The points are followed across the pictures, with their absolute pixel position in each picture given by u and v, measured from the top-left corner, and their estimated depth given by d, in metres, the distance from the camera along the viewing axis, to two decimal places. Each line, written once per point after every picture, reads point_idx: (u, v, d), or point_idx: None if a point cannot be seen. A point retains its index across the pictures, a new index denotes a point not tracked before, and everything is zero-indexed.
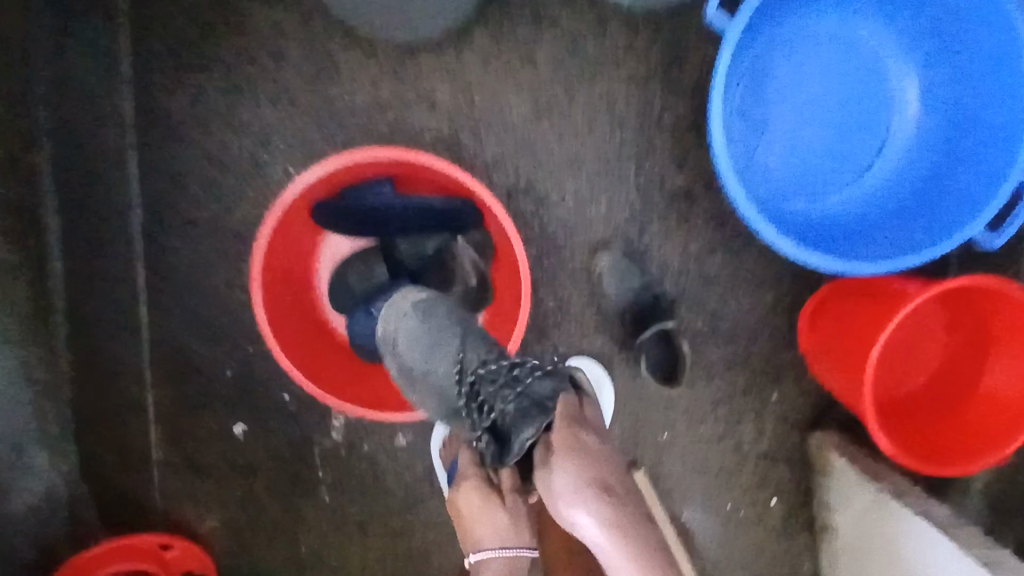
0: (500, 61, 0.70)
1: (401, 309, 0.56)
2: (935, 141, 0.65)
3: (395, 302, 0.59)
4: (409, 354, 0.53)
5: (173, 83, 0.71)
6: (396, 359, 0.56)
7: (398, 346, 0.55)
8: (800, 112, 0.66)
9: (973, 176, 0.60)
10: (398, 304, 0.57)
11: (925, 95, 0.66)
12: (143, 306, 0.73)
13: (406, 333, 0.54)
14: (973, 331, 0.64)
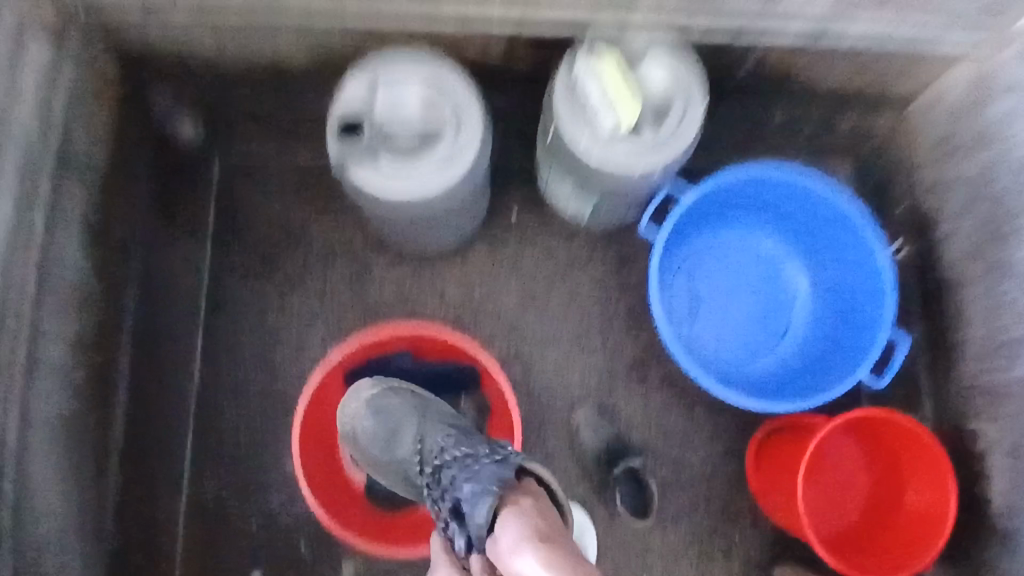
0: (494, 261, 0.90)
1: (355, 421, 0.75)
2: (826, 316, 0.86)
3: (346, 420, 0.76)
4: (375, 451, 0.73)
5: (238, 283, 0.91)
6: (365, 458, 0.75)
7: (363, 447, 0.74)
8: (723, 299, 0.88)
9: (856, 340, 0.80)
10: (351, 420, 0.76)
11: (816, 283, 0.88)
12: (203, 462, 0.88)
13: (366, 436, 0.74)
14: (890, 460, 0.78)
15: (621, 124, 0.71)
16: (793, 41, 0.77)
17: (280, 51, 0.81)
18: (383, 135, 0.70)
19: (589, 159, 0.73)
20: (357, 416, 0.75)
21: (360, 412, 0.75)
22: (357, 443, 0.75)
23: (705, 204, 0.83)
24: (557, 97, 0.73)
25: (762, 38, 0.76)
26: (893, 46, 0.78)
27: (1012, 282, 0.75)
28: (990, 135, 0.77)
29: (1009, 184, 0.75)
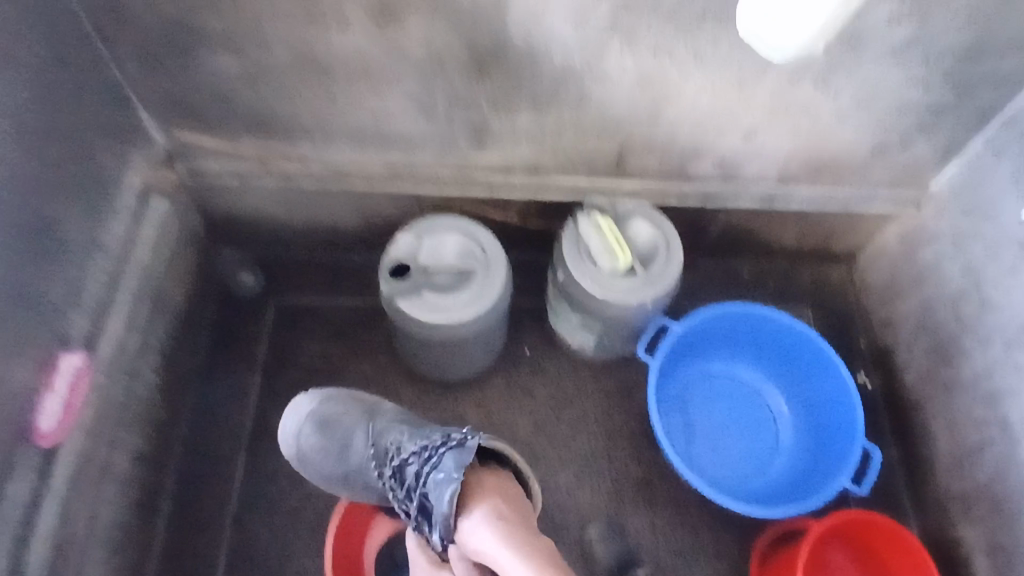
0: (508, 389, 1.02)
1: (302, 441, 0.82)
2: (808, 433, 0.97)
3: (293, 444, 0.82)
4: (327, 464, 0.81)
5: (275, 408, 1.01)
6: (316, 474, 0.81)
7: (315, 466, 0.81)
8: (715, 423, 0.99)
9: (838, 450, 0.90)
10: (299, 442, 0.82)
11: (794, 403, 1.00)
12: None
13: (318, 453, 0.81)
14: (867, 545, 0.86)
15: (618, 266, 0.86)
16: (752, 205, 0.97)
17: (339, 214, 1.00)
18: (426, 276, 0.85)
19: (595, 291, 0.86)
20: (304, 434, 0.81)
21: (309, 431, 0.81)
22: (306, 461, 0.81)
23: (687, 338, 0.97)
24: (563, 247, 0.89)
25: (727, 203, 0.96)
26: (833, 210, 0.97)
27: (962, 397, 0.86)
28: (923, 277, 0.94)
29: (944, 315, 0.90)
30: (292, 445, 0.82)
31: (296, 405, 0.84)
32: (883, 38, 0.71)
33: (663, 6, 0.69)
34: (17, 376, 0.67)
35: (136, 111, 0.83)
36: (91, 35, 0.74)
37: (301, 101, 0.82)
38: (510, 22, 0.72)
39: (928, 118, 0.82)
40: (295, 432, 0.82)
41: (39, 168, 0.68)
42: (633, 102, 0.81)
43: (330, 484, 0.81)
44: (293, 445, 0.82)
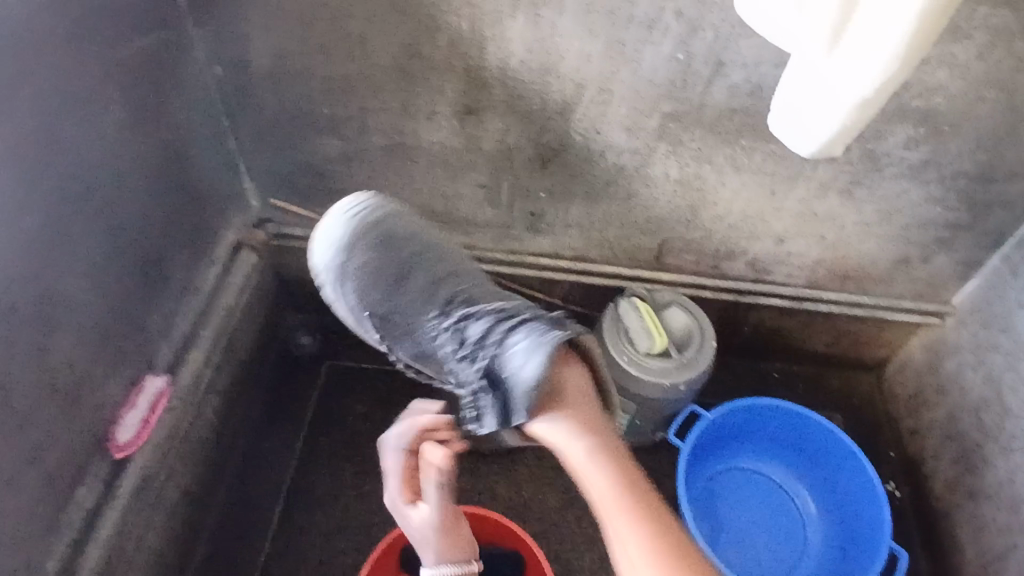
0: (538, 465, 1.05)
1: (346, 264, 0.77)
2: (834, 531, 1.01)
3: (334, 259, 0.78)
4: (374, 292, 0.78)
5: (316, 462, 1.06)
6: (351, 302, 0.78)
7: (357, 298, 0.78)
8: (742, 519, 1.04)
9: (864, 549, 0.94)
10: (342, 266, 0.77)
11: (818, 500, 1.04)
12: None
13: (367, 272, 0.77)
14: None
15: (655, 347, 0.92)
16: (783, 305, 1.04)
17: None
18: None
19: (632, 370, 0.92)
20: (351, 254, 0.78)
21: (361, 252, 0.77)
22: (341, 286, 0.78)
23: (717, 429, 1.01)
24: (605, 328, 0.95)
25: (760, 301, 1.04)
26: (860, 316, 1.04)
27: (986, 504, 0.90)
28: (948, 387, 0.99)
29: (968, 422, 0.94)
30: (328, 262, 0.78)
31: (345, 211, 0.79)
32: (901, 159, 0.82)
33: (706, 118, 0.81)
34: (106, 391, 0.76)
35: (241, 178, 0.97)
36: (219, 111, 0.88)
37: (384, 180, 0.95)
38: (573, 124, 0.84)
39: (947, 235, 0.91)
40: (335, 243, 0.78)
41: (161, 212, 0.81)
42: (676, 202, 0.92)
43: (365, 322, 0.79)
44: (324, 267, 0.78)
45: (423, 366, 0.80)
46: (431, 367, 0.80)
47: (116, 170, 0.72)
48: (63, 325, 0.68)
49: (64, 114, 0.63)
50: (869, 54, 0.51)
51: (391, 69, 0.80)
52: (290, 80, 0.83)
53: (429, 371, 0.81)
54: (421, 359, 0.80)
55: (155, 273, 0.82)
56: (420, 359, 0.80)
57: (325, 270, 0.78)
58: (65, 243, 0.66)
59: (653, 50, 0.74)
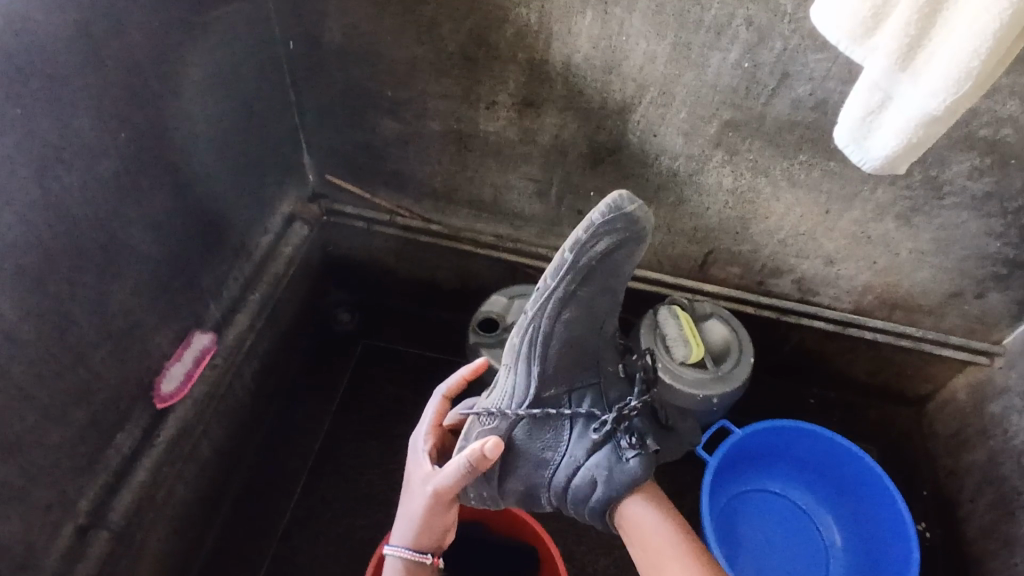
0: None
1: (639, 232, 0.67)
2: (857, 562, 0.99)
3: (639, 217, 0.66)
4: (623, 274, 0.70)
5: (342, 435, 1.08)
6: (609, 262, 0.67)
7: (611, 250, 0.67)
8: (762, 541, 1.02)
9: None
10: (640, 229, 0.67)
11: (841, 529, 1.03)
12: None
13: (632, 253, 0.68)
14: None
15: (691, 356, 0.92)
16: (827, 328, 1.03)
17: (441, 272, 1.11)
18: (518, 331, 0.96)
19: (666, 376, 0.92)
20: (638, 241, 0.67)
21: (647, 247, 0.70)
22: (608, 237, 0.66)
23: (746, 447, 0.99)
24: (642, 332, 0.95)
25: (803, 322, 1.03)
26: (906, 347, 1.02)
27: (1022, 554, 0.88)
28: (990, 429, 0.96)
29: (1009, 468, 0.92)
30: (640, 216, 0.66)
31: (630, 197, 0.66)
32: (964, 188, 0.80)
33: (765, 129, 0.80)
34: (155, 341, 0.79)
35: (301, 153, 1.00)
36: (287, 85, 0.91)
37: (438, 165, 0.96)
38: (630, 125, 0.84)
39: (1004, 271, 0.88)
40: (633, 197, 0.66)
41: (223, 176, 0.84)
42: (727, 212, 0.91)
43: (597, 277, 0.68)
44: (626, 213, 0.65)
45: (564, 372, 0.72)
46: (578, 374, 0.73)
47: (187, 131, 0.75)
48: (124, 272, 0.71)
49: (145, 71, 0.66)
50: (931, 77, 0.51)
51: (457, 57, 0.82)
52: (360, 59, 0.85)
53: (566, 380, 0.72)
54: (577, 360, 0.72)
55: (212, 234, 0.85)
56: (573, 364, 0.72)
57: (604, 223, 0.65)
58: (133, 194, 0.69)
59: (719, 56, 0.74)
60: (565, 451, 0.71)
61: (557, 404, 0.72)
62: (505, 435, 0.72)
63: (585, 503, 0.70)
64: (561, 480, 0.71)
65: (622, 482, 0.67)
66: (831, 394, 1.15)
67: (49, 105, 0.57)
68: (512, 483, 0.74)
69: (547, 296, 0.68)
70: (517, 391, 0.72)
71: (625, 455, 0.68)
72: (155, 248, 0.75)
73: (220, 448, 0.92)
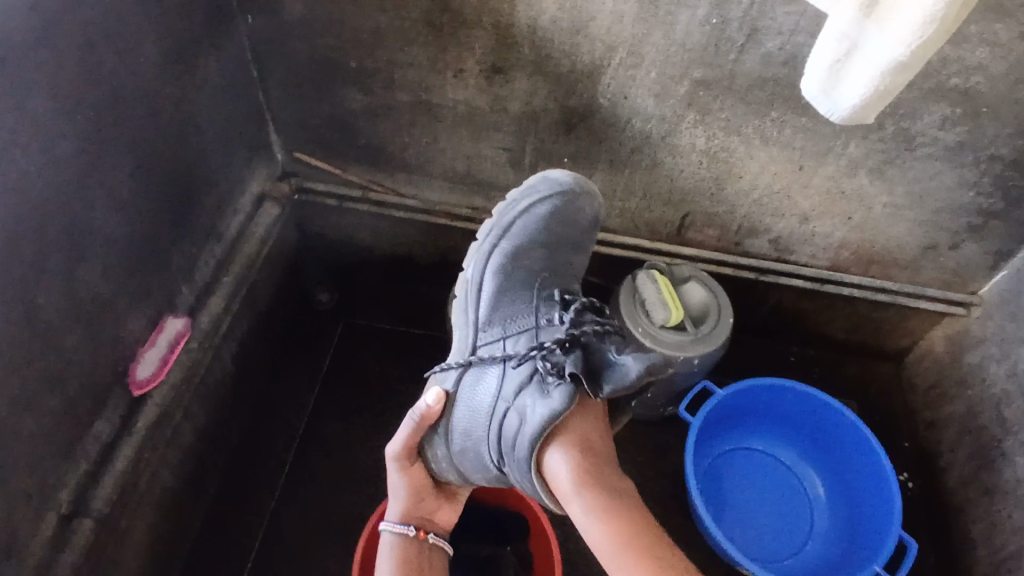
0: None
1: (561, 194, 0.80)
2: (841, 517, 1.01)
3: (563, 179, 0.80)
4: (553, 234, 0.81)
5: (327, 415, 1.08)
6: (535, 216, 0.80)
7: (537, 207, 0.80)
8: (747, 499, 1.04)
9: (873, 532, 0.93)
10: (569, 190, 0.80)
11: (825, 483, 1.04)
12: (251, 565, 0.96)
13: (556, 215, 0.80)
14: None
15: (670, 319, 0.92)
16: (805, 286, 1.03)
17: (419, 247, 1.11)
18: None
19: (646, 340, 0.92)
20: (570, 202, 0.80)
21: (579, 215, 0.82)
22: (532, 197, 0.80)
23: (726, 409, 1.00)
24: (621, 296, 0.95)
25: (780, 281, 1.03)
26: (882, 301, 1.03)
27: (1003, 500, 0.90)
28: (969, 380, 0.99)
29: (989, 416, 0.94)
30: (565, 180, 0.80)
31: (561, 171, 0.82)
32: (936, 139, 0.80)
33: (736, 88, 0.79)
34: (128, 327, 0.77)
35: (267, 130, 0.98)
36: (250, 59, 0.89)
37: (408, 137, 0.95)
38: (601, 87, 0.83)
39: (979, 222, 0.89)
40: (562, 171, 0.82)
41: (188, 156, 0.82)
42: (701, 172, 0.90)
43: (524, 230, 0.80)
44: (552, 179, 0.81)
45: (497, 317, 0.77)
46: (512, 324, 0.76)
47: (147, 110, 0.73)
48: (92, 256, 0.69)
49: (99, 48, 0.64)
50: (900, 21, 0.50)
51: (422, 24, 0.80)
52: (323, 30, 0.83)
53: (500, 326, 0.76)
54: (511, 310, 0.77)
55: (180, 216, 0.83)
56: (506, 311, 0.77)
57: (527, 187, 0.81)
58: (97, 176, 0.68)
59: (687, 13, 0.73)
60: (496, 397, 0.69)
61: (491, 352, 0.74)
62: (450, 389, 0.75)
63: (515, 453, 0.66)
64: (493, 430, 0.68)
65: (545, 412, 0.64)
66: (810, 352, 1.17)
67: (5, 82, 0.55)
68: (458, 442, 0.72)
69: (477, 253, 0.80)
70: (459, 344, 0.78)
71: (550, 390, 0.66)
72: (122, 232, 0.73)
73: (203, 432, 0.92)
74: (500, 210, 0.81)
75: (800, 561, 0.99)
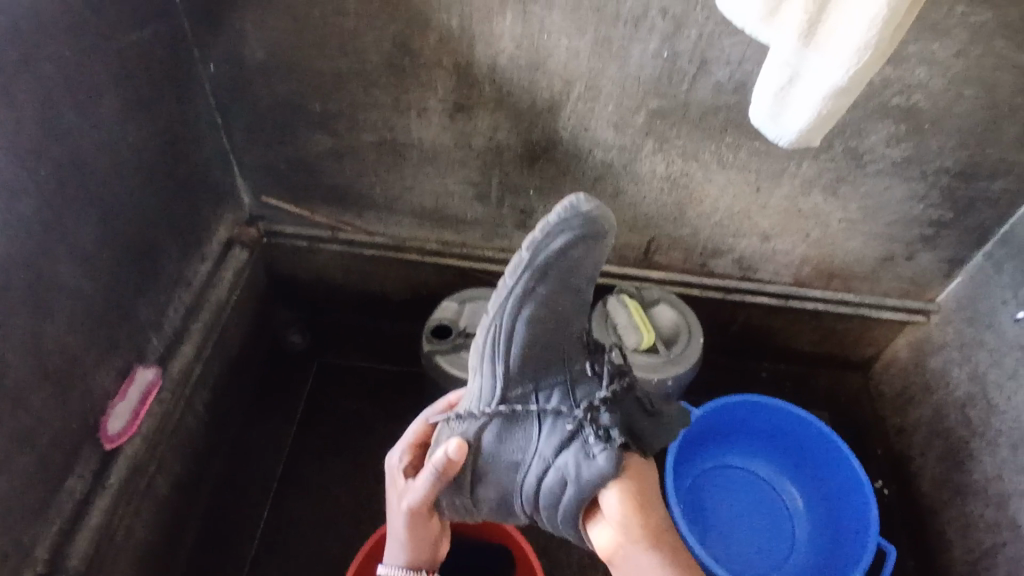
0: None
1: (604, 234, 0.62)
2: (822, 528, 1.02)
3: (595, 215, 0.60)
4: (593, 269, 0.64)
5: (304, 458, 1.07)
6: (571, 260, 0.61)
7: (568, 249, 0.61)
8: (729, 516, 1.05)
9: (854, 538, 0.94)
10: (599, 226, 0.61)
11: (804, 495, 1.06)
12: None
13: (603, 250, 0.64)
14: None
15: (642, 342, 0.94)
16: (771, 303, 1.06)
17: (391, 283, 1.11)
18: (466, 336, 0.97)
19: None
20: (603, 239, 0.62)
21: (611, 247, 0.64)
22: (567, 238, 0.60)
23: (703, 427, 1.02)
24: (593, 321, 0.96)
25: (747, 299, 1.06)
26: (846, 313, 1.06)
27: (975, 500, 0.93)
28: (934, 384, 1.02)
29: (955, 419, 0.97)
30: (601, 214, 0.61)
31: (585, 198, 0.61)
32: (883, 155, 0.83)
33: (691, 115, 0.82)
34: (97, 381, 0.76)
35: (233, 176, 0.98)
36: (212, 107, 0.90)
37: (374, 177, 0.96)
38: (562, 120, 0.85)
39: (931, 232, 0.93)
40: (591, 201, 0.61)
41: (154, 204, 0.82)
42: (664, 198, 0.93)
43: (560, 270, 0.61)
44: (585, 214, 0.60)
45: (530, 369, 0.65)
46: (545, 373, 0.65)
47: (111, 161, 0.73)
48: (58, 310, 0.69)
49: (60, 102, 0.64)
50: (836, 50, 0.53)
51: (384, 66, 0.81)
52: (285, 75, 0.84)
53: (531, 377, 0.65)
54: (543, 360, 0.65)
55: (147, 265, 0.82)
56: (538, 361, 0.65)
57: (559, 225, 0.60)
58: (61, 229, 0.67)
59: (640, 47, 0.76)
60: (534, 451, 0.64)
61: (524, 402, 0.65)
62: (473, 440, 0.66)
63: (556, 510, 0.63)
64: (530, 484, 0.64)
65: (590, 479, 0.59)
66: (781, 366, 1.19)
67: None
68: (484, 491, 0.67)
69: (505, 293, 0.61)
70: (481, 393, 0.65)
71: (592, 451, 0.60)
72: (88, 285, 0.73)
73: (177, 484, 0.90)
74: (526, 245, 0.60)
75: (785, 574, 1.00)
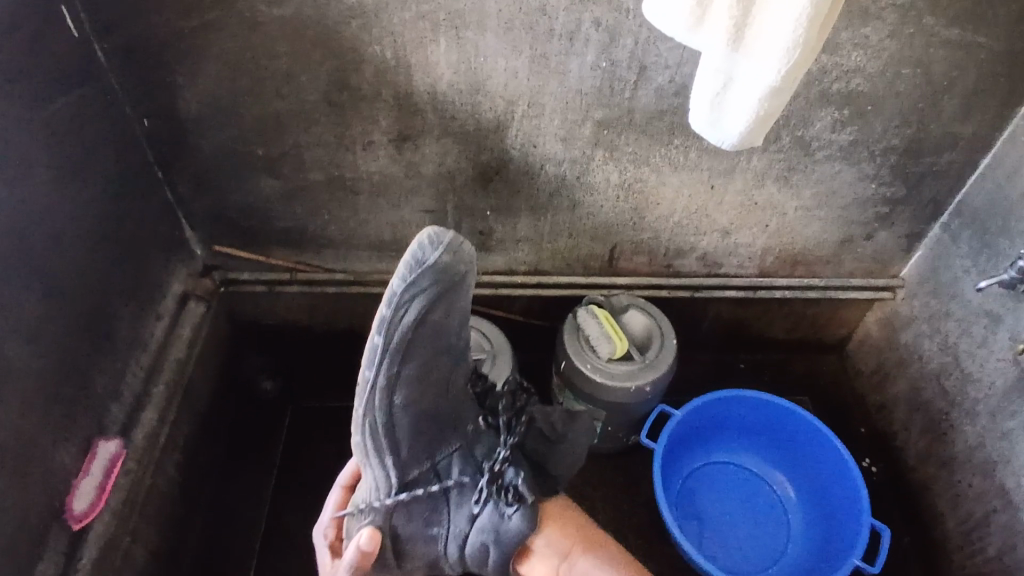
0: None
1: (451, 283, 0.64)
2: (814, 516, 1.02)
3: (443, 266, 0.63)
4: (450, 327, 0.67)
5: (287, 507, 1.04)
6: (424, 326, 0.64)
7: (421, 312, 0.64)
8: (722, 515, 1.04)
9: (847, 525, 0.94)
10: (448, 276, 0.64)
11: (792, 484, 1.06)
12: None
13: (457, 304, 0.67)
14: None
15: (617, 351, 0.93)
16: (738, 296, 1.06)
17: (358, 318, 1.09)
18: None
19: (596, 376, 0.92)
20: (457, 284, 0.65)
21: (473, 285, 0.67)
22: (415, 301, 0.63)
23: (687, 427, 1.01)
24: (565, 338, 0.96)
25: (714, 295, 1.06)
26: (814, 298, 1.07)
27: (960, 470, 0.94)
28: (907, 358, 1.03)
29: (932, 391, 0.98)
30: (445, 261, 0.63)
31: (430, 246, 0.63)
32: (830, 141, 0.84)
33: (637, 123, 0.82)
34: (57, 459, 0.73)
35: (182, 228, 0.96)
36: (151, 162, 0.87)
37: (327, 214, 0.94)
38: (509, 140, 0.84)
39: (886, 210, 0.93)
40: (437, 241, 0.63)
41: (100, 267, 0.79)
42: (619, 206, 0.93)
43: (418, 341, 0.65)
44: (427, 267, 0.63)
45: (418, 447, 0.70)
46: (437, 443, 0.71)
47: (48, 233, 0.70)
48: (7, 394, 0.66)
49: None
50: (764, 52, 0.53)
51: (322, 104, 0.80)
52: (223, 122, 0.82)
53: (425, 455, 0.70)
54: (429, 433, 0.70)
55: (99, 333, 0.80)
56: (425, 437, 0.70)
57: (406, 289, 0.63)
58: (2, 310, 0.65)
59: (577, 60, 0.75)
60: (449, 524, 0.71)
61: (424, 482, 0.71)
62: (385, 526, 0.70)
63: (485, 567, 0.72)
64: (453, 550, 0.72)
65: (509, 539, 0.68)
66: (756, 355, 1.20)
67: None
68: (411, 563, 0.73)
69: (372, 388, 0.65)
70: (378, 483, 0.69)
71: (506, 513, 0.69)
72: (36, 364, 0.70)
73: (155, 553, 0.87)
74: (378, 329, 0.63)
75: (784, 565, 1.00)
